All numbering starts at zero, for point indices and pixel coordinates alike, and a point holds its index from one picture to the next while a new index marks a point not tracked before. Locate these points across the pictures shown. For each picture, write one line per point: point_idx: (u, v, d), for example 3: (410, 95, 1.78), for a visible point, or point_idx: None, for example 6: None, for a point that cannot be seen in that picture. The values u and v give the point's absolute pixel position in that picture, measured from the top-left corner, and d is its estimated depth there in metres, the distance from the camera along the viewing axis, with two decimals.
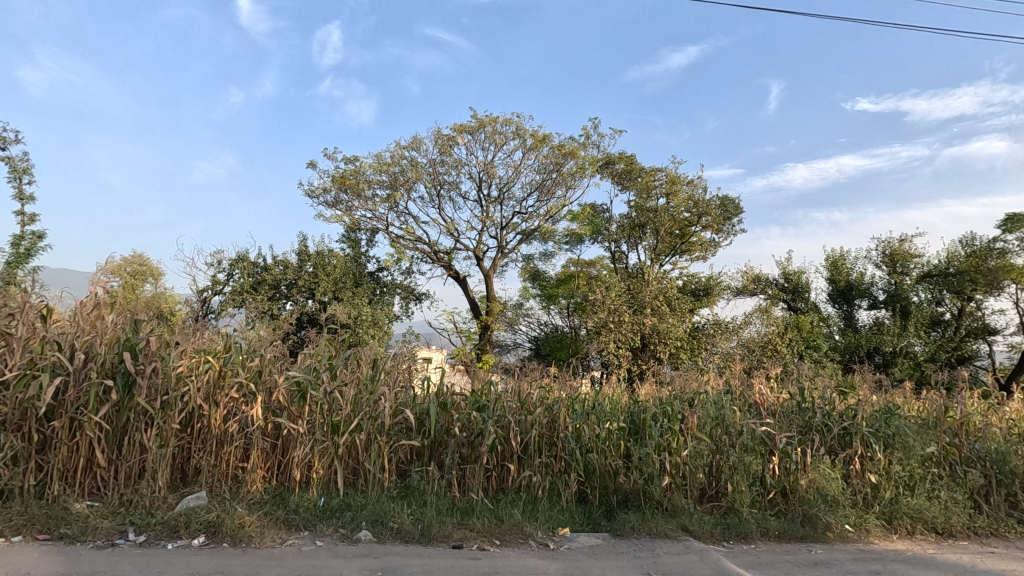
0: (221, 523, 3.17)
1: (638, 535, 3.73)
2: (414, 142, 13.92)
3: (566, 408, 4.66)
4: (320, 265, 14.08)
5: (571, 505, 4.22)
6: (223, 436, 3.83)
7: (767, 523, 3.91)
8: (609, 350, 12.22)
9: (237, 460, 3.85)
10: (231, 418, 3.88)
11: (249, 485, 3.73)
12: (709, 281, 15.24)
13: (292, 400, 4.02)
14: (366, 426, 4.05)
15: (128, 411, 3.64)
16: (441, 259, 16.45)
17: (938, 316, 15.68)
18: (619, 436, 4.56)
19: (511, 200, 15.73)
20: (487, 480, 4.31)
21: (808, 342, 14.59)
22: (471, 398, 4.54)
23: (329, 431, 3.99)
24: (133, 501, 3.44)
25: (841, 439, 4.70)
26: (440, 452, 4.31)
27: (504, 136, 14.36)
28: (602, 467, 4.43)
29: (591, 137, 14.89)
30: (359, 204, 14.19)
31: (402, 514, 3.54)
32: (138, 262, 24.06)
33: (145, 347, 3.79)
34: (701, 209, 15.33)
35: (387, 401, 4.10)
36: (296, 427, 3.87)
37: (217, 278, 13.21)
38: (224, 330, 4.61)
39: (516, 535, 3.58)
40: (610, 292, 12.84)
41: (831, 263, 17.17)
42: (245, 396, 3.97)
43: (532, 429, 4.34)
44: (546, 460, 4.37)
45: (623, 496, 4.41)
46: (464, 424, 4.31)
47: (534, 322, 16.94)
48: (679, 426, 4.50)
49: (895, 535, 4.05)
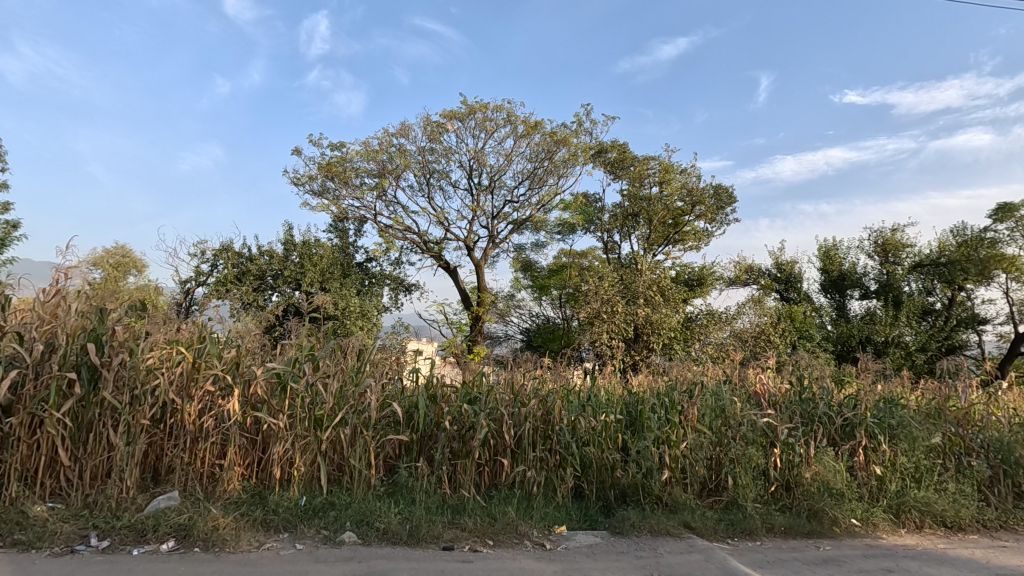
0: (193, 526, 2.94)
1: (638, 533, 3.56)
2: (403, 129, 13.60)
3: (561, 400, 4.49)
4: (307, 255, 13.76)
5: (567, 502, 4.04)
6: (198, 432, 3.60)
7: (773, 519, 3.75)
8: (602, 341, 12.06)
9: (214, 457, 3.62)
10: (206, 413, 3.65)
11: (226, 483, 3.50)
12: (702, 271, 15.16)
13: (271, 393, 3.79)
14: (352, 420, 3.84)
15: (93, 406, 3.40)
16: (431, 250, 16.20)
17: (930, 306, 15.67)
18: (616, 429, 4.39)
19: (502, 189, 15.49)
20: (479, 476, 4.11)
21: (801, 332, 14.54)
22: (462, 390, 4.36)
23: (312, 426, 3.77)
24: (99, 503, 3.20)
25: (844, 430, 4.57)
26: (429, 446, 4.11)
27: (495, 123, 14.08)
28: (599, 461, 4.26)
29: (583, 124, 14.64)
30: (347, 192, 13.86)
31: (389, 514, 3.33)
32: (121, 253, 23.52)
33: (111, 338, 3.54)
34: (695, 198, 15.17)
35: (374, 394, 3.90)
36: (276, 422, 3.64)
37: (200, 269, 12.86)
38: (200, 321, 4.37)
39: (510, 535, 3.38)
40: (603, 283, 12.73)
41: (824, 252, 17.10)
42: (221, 389, 3.74)
43: (526, 422, 4.16)
44: (541, 454, 4.18)
45: (621, 491, 4.24)
46: (454, 417, 4.11)
47: (525, 313, 16.81)
48: (679, 418, 4.33)
49: (904, 529, 3.91)
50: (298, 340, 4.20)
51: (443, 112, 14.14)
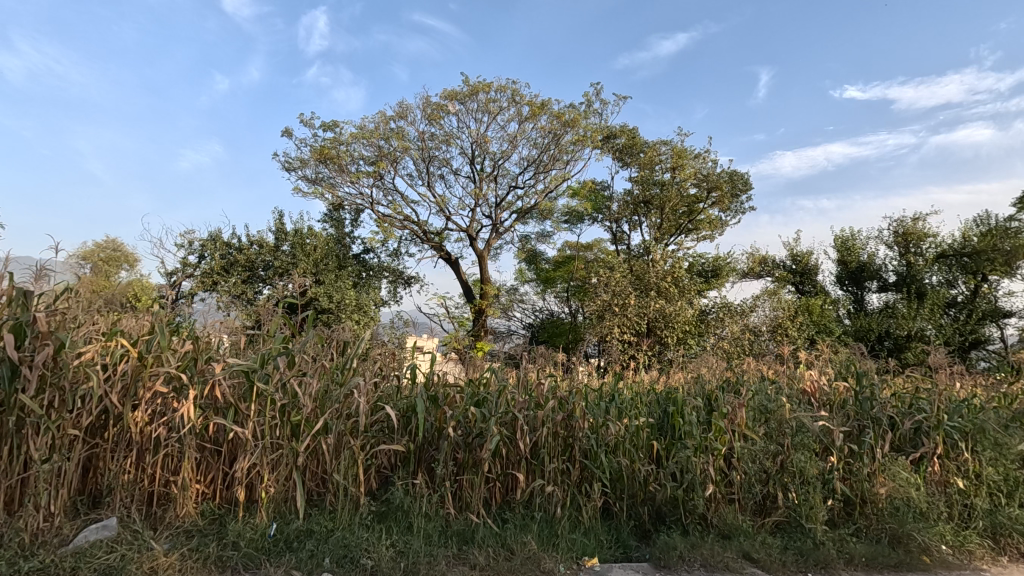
0: (122, 570, 2.30)
1: (689, 567, 2.94)
2: (402, 110, 12.89)
3: (583, 401, 3.83)
4: (299, 245, 13.12)
5: (596, 523, 3.37)
6: (146, 444, 2.95)
7: (850, 548, 3.12)
8: (612, 336, 11.43)
9: (166, 473, 2.98)
10: (157, 421, 3.00)
11: (179, 507, 2.86)
12: (717, 262, 14.57)
13: (239, 396, 3.12)
14: (336, 427, 3.17)
15: (9, 412, 2.73)
16: (432, 240, 15.53)
17: (953, 298, 14.87)
18: (650, 436, 3.72)
19: (505, 176, 14.83)
20: (489, 493, 3.46)
21: (819, 326, 13.91)
22: (468, 391, 3.70)
23: (288, 435, 3.12)
24: (8, 536, 2.55)
25: (913, 436, 3.91)
26: (430, 457, 3.45)
27: (499, 104, 13.40)
28: (631, 473, 3.60)
29: (592, 105, 13.95)
30: (342, 178, 13.18)
31: (380, 547, 2.70)
32: (111, 247, 22.81)
33: (35, 329, 2.82)
34: (710, 184, 14.47)
35: (362, 395, 3.22)
36: (243, 430, 2.97)
37: (186, 260, 12.15)
38: (156, 310, 3.66)
39: (532, 573, 2.76)
40: (614, 274, 12.16)
41: (841, 243, 16.42)
42: (176, 391, 3.07)
43: (543, 427, 3.49)
44: (562, 467, 3.54)
45: (656, 509, 3.59)
46: (460, 422, 3.45)
47: (529, 308, 16.19)
48: (723, 422, 3.67)
49: (1005, 559, 3.27)
50: (270, 331, 3.52)
51: (443, 93, 13.44)
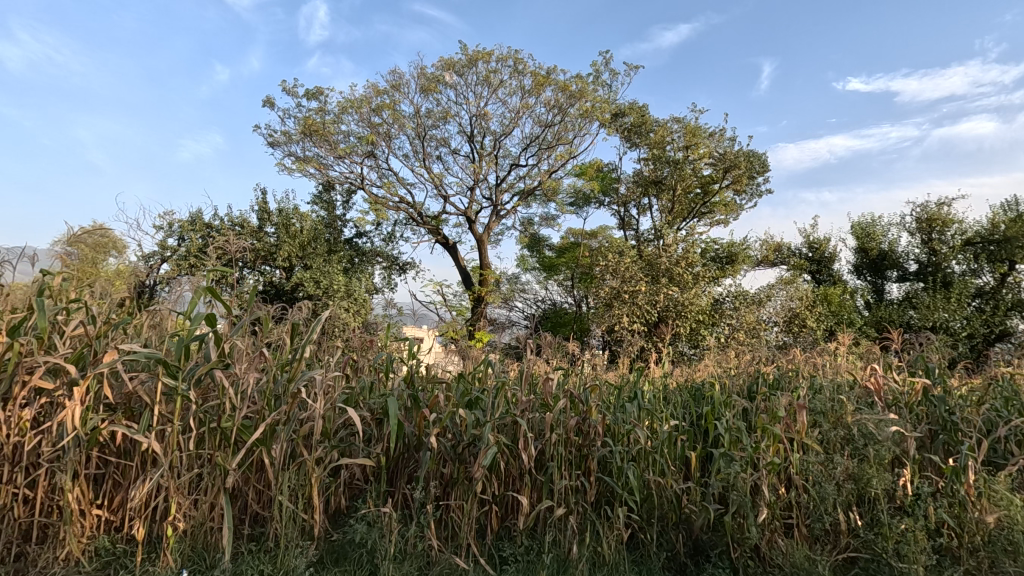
0: None
1: None
2: (394, 80, 12.08)
3: (598, 400, 3.09)
4: (284, 227, 12.37)
5: (622, 560, 2.61)
6: (19, 459, 2.19)
7: None
8: (621, 325, 10.70)
9: (49, 498, 2.22)
10: (33, 428, 2.22)
11: (60, 547, 2.12)
12: (731, 248, 13.95)
13: (153, 393, 2.35)
14: (282, 433, 2.41)
15: None
16: (428, 224, 14.73)
17: (979, 288, 14.00)
18: (685, 445, 2.96)
19: (507, 154, 14.03)
20: (484, 518, 2.72)
21: (838, 317, 13.13)
22: (457, 388, 2.93)
23: (219, 448, 2.36)
24: None
25: (1010, 445, 3.15)
26: (408, 472, 2.71)
27: (500, 75, 12.58)
28: (663, 493, 2.83)
29: (601, 76, 13.14)
30: (329, 153, 12.38)
31: None
32: None
33: None
34: (726, 164, 13.64)
35: (317, 394, 2.45)
36: (154, 441, 2.22)
37: (164, 242, 11.44)
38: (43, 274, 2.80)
39: None
40: (622, 259, 11.37)
41: (860, 229, 15.61)
42: (63, 387, 2.28)
43: (552, 434, 2.76)
44: (577, 485, 2.79)
45: (695, 539, 2.85)
46: (447, 428, 2.70)
47: (531, 298, 15.52)
48: (779, 428, 2.93)
49: None
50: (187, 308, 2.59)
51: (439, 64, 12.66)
